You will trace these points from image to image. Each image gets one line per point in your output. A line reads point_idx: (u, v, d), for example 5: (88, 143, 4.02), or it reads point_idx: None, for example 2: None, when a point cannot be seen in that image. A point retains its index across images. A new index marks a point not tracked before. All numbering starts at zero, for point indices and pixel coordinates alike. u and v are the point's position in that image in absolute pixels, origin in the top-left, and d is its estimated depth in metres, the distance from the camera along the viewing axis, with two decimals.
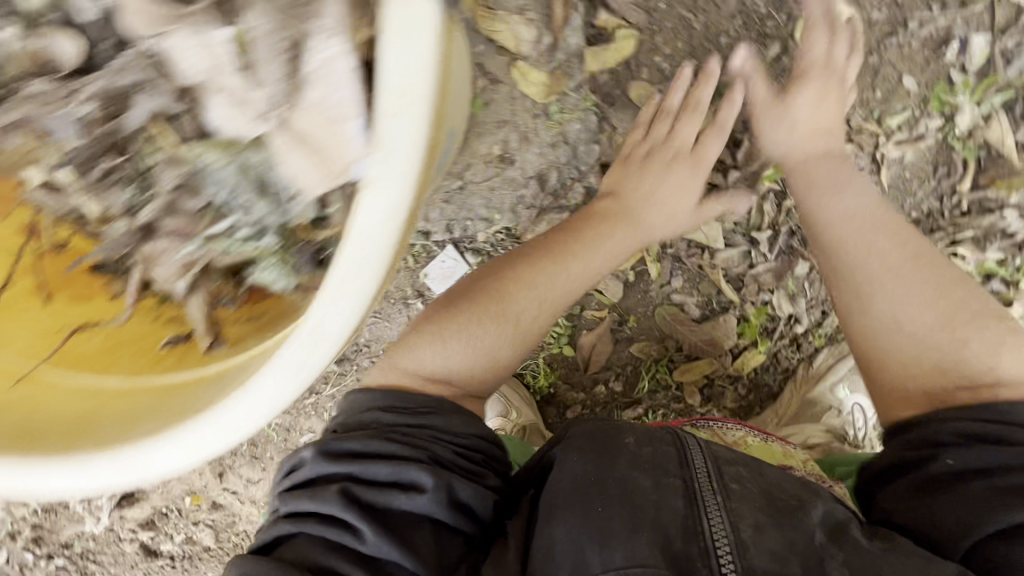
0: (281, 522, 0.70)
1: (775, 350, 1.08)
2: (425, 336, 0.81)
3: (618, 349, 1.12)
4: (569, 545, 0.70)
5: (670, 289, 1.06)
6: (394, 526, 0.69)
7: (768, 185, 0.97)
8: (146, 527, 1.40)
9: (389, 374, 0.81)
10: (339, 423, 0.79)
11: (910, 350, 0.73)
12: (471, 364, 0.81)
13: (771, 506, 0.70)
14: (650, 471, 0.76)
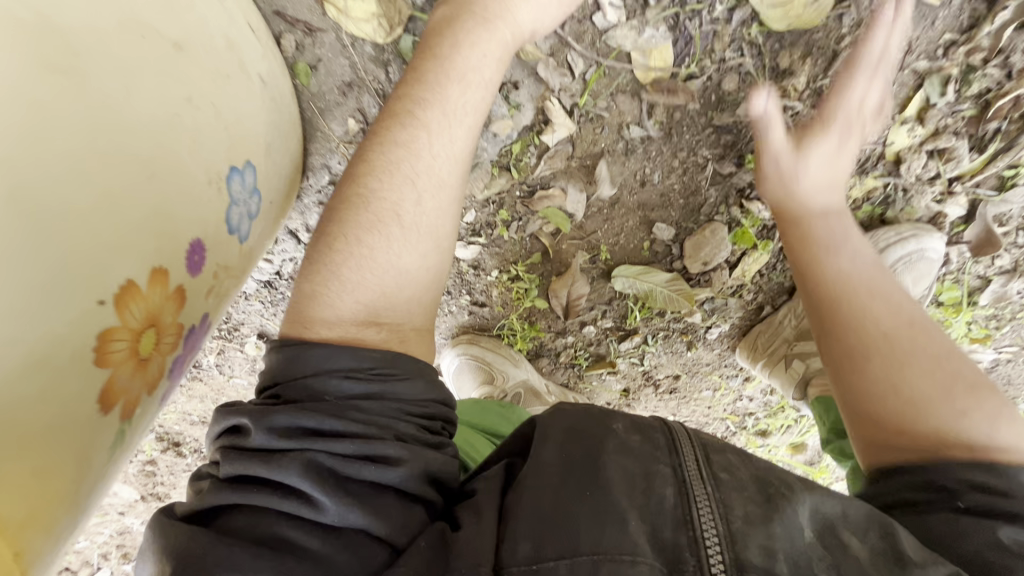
0: (221, 492, 0.44)
1: (779, 248, 0.90)
2: (315, 274, 0.52)
3: (597, 287, 0.96)
4: (540, 521, 0.46)
5: (640, 208, 0.86)
6: (371, 508, 0.44)
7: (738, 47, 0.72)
8: None
9: (287, 333, 0.51)
10: (274, 373, 0.48)
11: (924, 422, 0.59)
12: (392, 291, 0.53)
13: (760, 494, 0.48)
14: (638, 455, 0.50)
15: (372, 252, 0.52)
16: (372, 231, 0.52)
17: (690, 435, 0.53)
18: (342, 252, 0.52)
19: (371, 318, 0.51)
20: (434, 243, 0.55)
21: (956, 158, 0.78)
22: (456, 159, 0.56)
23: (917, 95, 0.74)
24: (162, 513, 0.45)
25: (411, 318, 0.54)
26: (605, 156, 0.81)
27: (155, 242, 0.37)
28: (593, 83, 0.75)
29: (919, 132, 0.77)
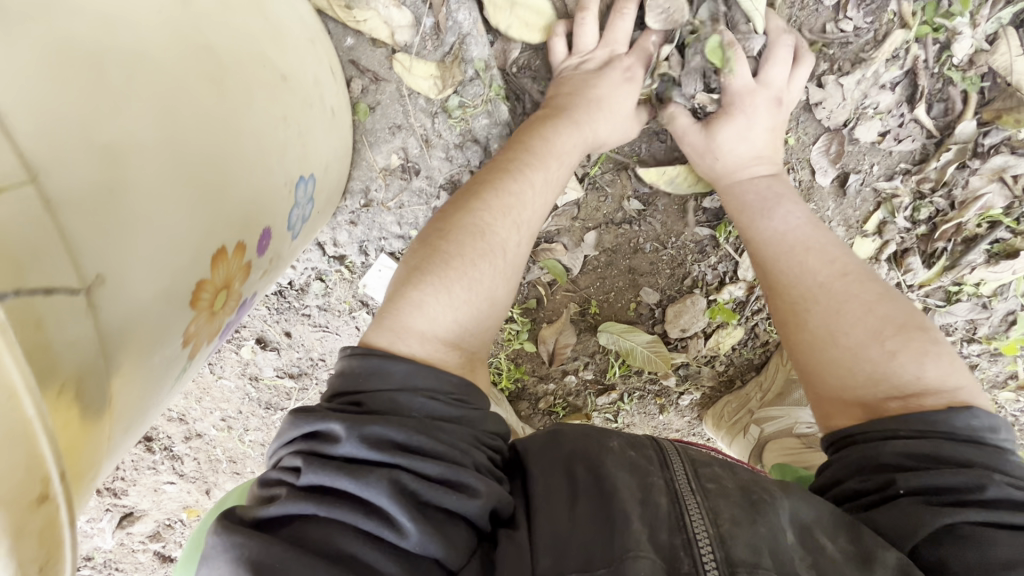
0: (301, 500, 0.48)
1: (750, 324, 0.99)
2: (418, 288, 0.60)
3: (583, 340, 1.03)
4: (560, 537, 0.52)
5: (631, 273, 0.96)
6: (446, 541, 0.49)
7: None
8: (155, 539, 1.48)
9: (383, 335, 0.58)
10: (360, 385, 0.55)
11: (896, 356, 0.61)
12: (483, 316, 0.63)
13: (745, 498, 0.55)
14: (632, 469, 0.57)
15: (482, 276, 0.62)
16: (484, 258, 0.62)
17: (678, 452, 0.61)
18: (440, 263, 0.61)
19: (456, 341, 0.61)
20: (515, 274, 0.66)
21: (912, 269, 0.90)
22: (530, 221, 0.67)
23: (875, 214, 0.87)
24: (227, 521, 0.49)
25: (481, 348, 0.65)
26: (605, 221, 0.92)
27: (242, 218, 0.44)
28: (604, 159, 0.87)
29: (878, 241, 0.89)
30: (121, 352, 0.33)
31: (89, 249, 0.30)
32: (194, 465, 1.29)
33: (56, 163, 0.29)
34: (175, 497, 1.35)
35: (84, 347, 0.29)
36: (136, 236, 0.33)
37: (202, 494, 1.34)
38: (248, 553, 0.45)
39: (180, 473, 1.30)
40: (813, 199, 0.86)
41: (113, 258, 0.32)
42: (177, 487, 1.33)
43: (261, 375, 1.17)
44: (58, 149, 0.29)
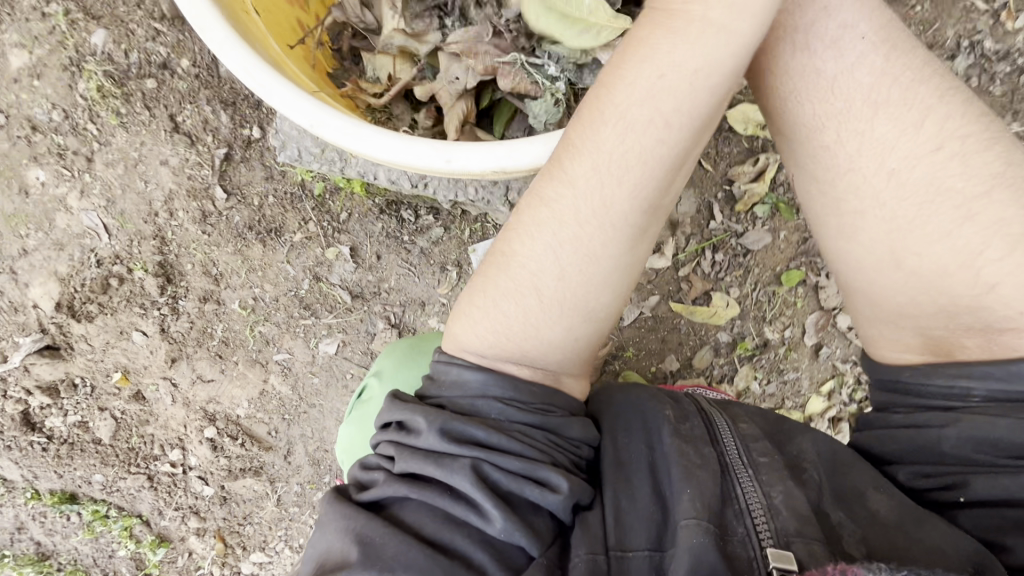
0: (399, 483, 0.67)
1: None
2: (475, 303, 0.75)
3: (602, 379, 1.25)
4: (640, 513, 0.70)
5: (664, 344, 1.24)
6: (529, 529, 0.66)
7: (784, 287, 1.21)
8: (45, 393, 1.30)
9: (451, 343, 0.76)
10: (444, 388, 0.73)
11: (911, 330, 0.67)
12: (524, 346, 0.72)
13: (797, 474, 0.71)
14: (687, 438, 0.74)
15: (525, 266, 0.72)
16: (508, 275, 0.73)
17: (725, 424, 0.77)
18: (486, 286, 0.74)
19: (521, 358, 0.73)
20: (569, 317, 0.72)
21: (842, 433, 1.24)
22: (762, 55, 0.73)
23: (829, 381, 1.25)
24: (338, 499, 0.69)
25: (552, 365, 0.74)
26: (667, 295, 1.22)
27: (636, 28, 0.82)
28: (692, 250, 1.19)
29: (826, 402, 1.25)
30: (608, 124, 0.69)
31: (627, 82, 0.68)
32: (184, 328, 1.26)
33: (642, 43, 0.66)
34: (129, 351, 1.26)
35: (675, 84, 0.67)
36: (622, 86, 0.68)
37: (162, 362, 1.26)
38: (368, 529, 0.64)
39: (162, 329, 1.25)
40: (797, 350, 1.24)
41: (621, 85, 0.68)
42: (144, 341, 1.26)
43: (324, 278, 1.27)
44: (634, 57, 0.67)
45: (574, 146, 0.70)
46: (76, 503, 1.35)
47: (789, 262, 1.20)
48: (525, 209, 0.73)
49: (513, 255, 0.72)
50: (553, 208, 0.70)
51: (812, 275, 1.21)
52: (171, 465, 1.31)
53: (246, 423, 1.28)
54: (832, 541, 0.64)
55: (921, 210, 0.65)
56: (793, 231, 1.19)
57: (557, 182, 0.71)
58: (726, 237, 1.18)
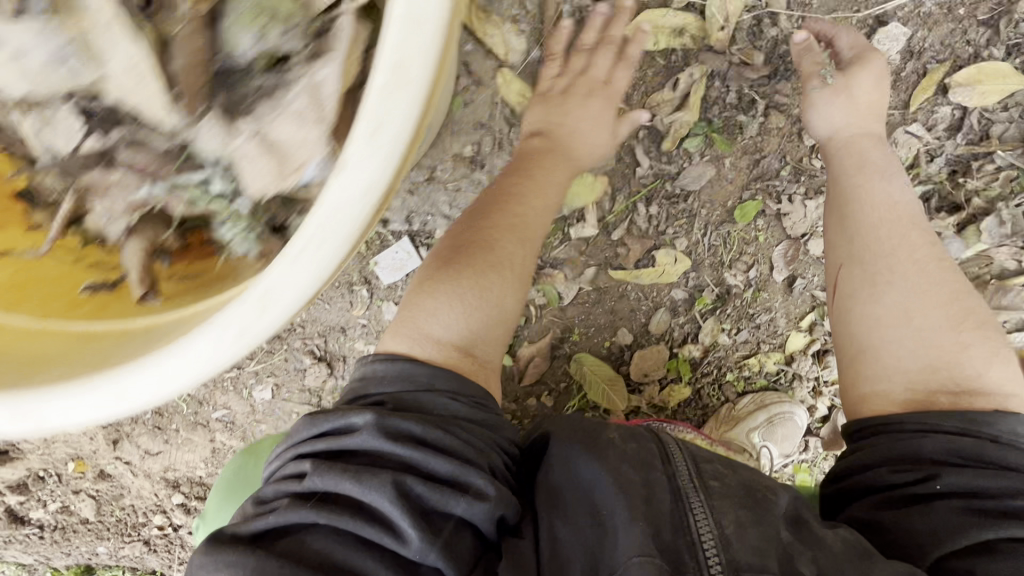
0: (301, 509, 0.54)
1: (698, 386, 1.13)
2: (435, 295, 0.65)
3: (554, 366, 1.13)
4: (577, 546, 0.62)
5: (614, 316, 1.09)
6: (448, 549, 0.55)
7: (740, 225, 1.01)
8: (16, 491, 1.30)
9: (396, 335, 0.64)
10: (383, 384, 0.61)
11: (912, 367, 0.71)
12: (480, 336, 0.66)
13: (745, 491, 0.68)
14: (634, 460, 0.68)
15: (456, 318, 0.64)
16: (446, 311, 0.64)
17: (678, 448, 0.73)
18: (444, 297, 0.64)
19: (468, 347, 0.65)
20: (469, 328, 0.65)
21: (828, 366, 1.11)
22: (582, 122, 0.74)
23: (810, 315, 1.09)
24: (213, 543, 0.54)
25: (493, 356, 0.68)
26: (605, 264, 1.05)
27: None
28: (620, 211, 0.99)
29: (808, 337, 1.10)
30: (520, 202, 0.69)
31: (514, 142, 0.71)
32: None
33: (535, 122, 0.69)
34: (72, 440, 1.23)
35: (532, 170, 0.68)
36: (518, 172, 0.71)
37: (107, 444, 1.22)
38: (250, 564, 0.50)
39: None
40: (767, 289, 1.07)
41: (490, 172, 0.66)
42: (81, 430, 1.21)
43: None
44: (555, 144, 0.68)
45: (546, 178, 0.72)
46: (94, 572, 1.42)
47: (742, 194, 0.99)
48: (467, 251, 0.66)
49: (444, 289, 0.65)
50: (494, 258, 0.67)
51: (772, 202, 1.00)
52: (160, 528, 1.33)
53: (210, 482, 1.26)
54: (783, 566, 0.59)
55: (894, 268, 0.75)
56: (741, 156, 0.96)
57: (528, 210, 0.70)
58: (655, 185, 0.97)
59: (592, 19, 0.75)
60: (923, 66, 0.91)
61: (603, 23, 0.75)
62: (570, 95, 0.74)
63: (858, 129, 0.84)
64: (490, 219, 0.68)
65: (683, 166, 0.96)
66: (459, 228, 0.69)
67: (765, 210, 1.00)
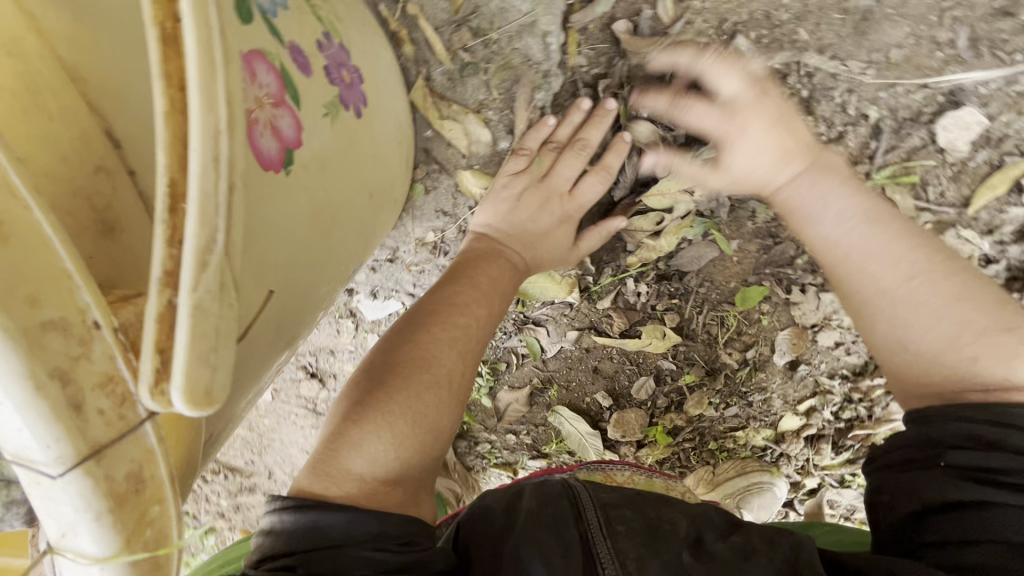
0: None
1: (678, 448, 1.10)
2: (364, 424, 0.54)
3: (532, 411, 1.13)
4: None
5: (596, 375, 1.05)
6: None
7: (740, 307, 0.92)
8: None
9: (314, 478, 0.52)
10: (293, 543, 0.48)
11: (920, 364, 0.57)
12: (417, 463, 0.56)
13: (648, 532, 0.60)
14: (545, 520, 0.60)
15: (383, 451, 0.53)
16: (373, 442, 0.54)
17: (590, 498, 0.64)
18: (372, 429, 0.54)
19: (398, 479, 0.54)
20: (402, 457, 0.54)
21: (823, 452, 1.04)
22: (535, 235, 0.71)
23: (809, 400, 1.00)
24: None
25: (427, 477, 0.58)
26: (589, 328, 0.99)
27: (373, 152, 0.52)
28: (606, 282, 0.92)
29: (803, 420, 1.02)
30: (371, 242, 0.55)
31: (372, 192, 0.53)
32: None
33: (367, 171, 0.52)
34: None
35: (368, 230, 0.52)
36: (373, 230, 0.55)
37: None
38: None
39: None
40: (765, 370, 0.98)
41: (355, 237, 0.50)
42: None
43: None
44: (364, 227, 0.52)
45: (488, 282, 0.67)
46: None
47: (747, 277, 0.89)
48: (405, 375, 0.57)
49: (374, 416, 0.55)
50: (432, 374, 0.58)
51: (779, 289, 0.89)
52: None
53: (224, 459, 1.40)
54: None
55: (870, 225, 0.61)
56: (750, 239, 0.85)
57: (469, 319, 0.64)
58: (650, 267, 0.90)
59: (570, 113, 0.70)
60: (1000, 158, 0.73)
61: (581, 121, 0.70)
62: (522, 205, 0.70)
63: (782, 135, 0.66)
64: (436, 335, 0.61)
65: (679, 245, 0.86)
66: (399, 347, 0.60)
67: (771, 295, 0.90)
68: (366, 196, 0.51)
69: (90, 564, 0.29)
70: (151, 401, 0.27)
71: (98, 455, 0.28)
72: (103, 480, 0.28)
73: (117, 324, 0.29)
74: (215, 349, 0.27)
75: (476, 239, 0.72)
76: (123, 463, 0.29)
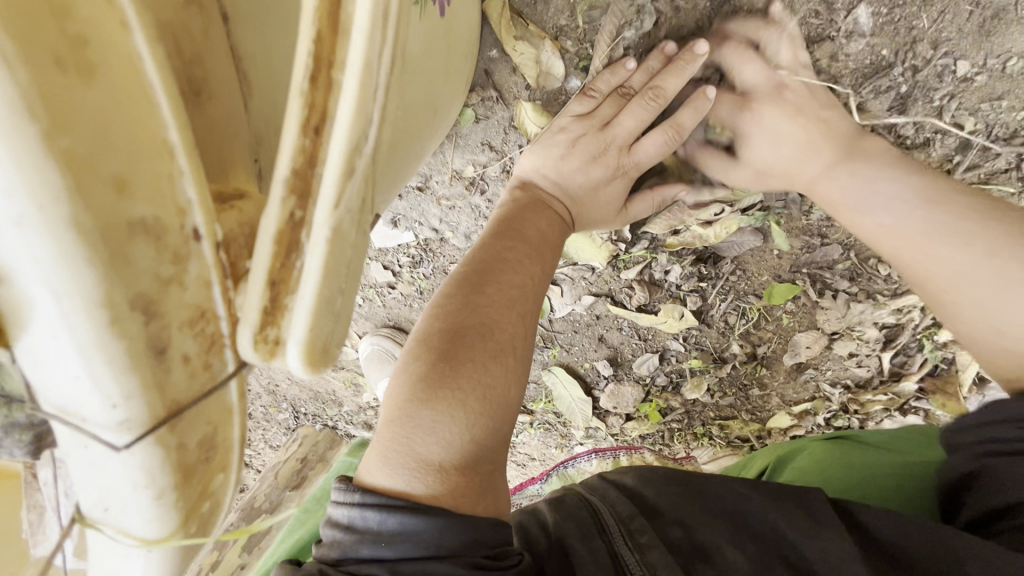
0: None
1: (664, 427, 1.10)
2: (437, 406, 0.54)
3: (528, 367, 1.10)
4: None
5: (600, 344, 1.02)
6: None
7: (765, 302, 0.89)
8: None
9: (387, 466, 0.54)
10: (388, 541, 0.50)
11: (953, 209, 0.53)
12: (489, 443, 0.57)
13: (672, 552, 0.57)
14: (574, 534, 0.59)
15: (455, 429, 0.54)
16: (446, 423, 0.54)
17: (610, 513, 0.62)
18: (446, 409, 0.54)
19: (469, 463, 0.55)
20: (476, 435, 0.55)
21: None
22: (583, 190, 0.66)
23: (806, 403, 1.00)
24: None
25: (496, 459, 0.58)
26: (606, 295, 0.95)
27: (445, 63, 0.46)
28: (635, 253, 0.87)
29: (794, 421, 1.03)
30: (420, 150, 0.50)
31: (437, 95, 0.47)
32: None
33: (443, 69, 0.46)
34: None
35: (426, 130, 0.47)
36: (424, 142, 0.50)
37: None
38: None
39: None
40: (770, 367, 0.97)
41: (413, 148, 0.46)
42: None
43: None
44: (421, 136, 0.47)
45: (540, 236, 0.64)
46: None
47: (781, 272, 0.85)
48: (478, 353, 0.57)
49: (450, 394, 0.55)
50: (502, 351, 0.58)
51: (810, 291, 0.86)
52: None
53: None
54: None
55: None
56: (797, 235, 0.81)
57: (524, 278, 0.62)
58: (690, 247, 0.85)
59: (651, 58, 0.62)
60: None
61: (659, 69, 0.62)
62: (575, 153, 0.64)
63: None
64: (501, 304, 0.60)
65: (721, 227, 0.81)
66: (466, 318, 0.59)
67: (800, 295, 0.87)
68: (430, 113, 0.46)
69: (135, 545, 0.25)
70: (254, 349, 0.26)
71: (172, 419, 0.24)
72: (179, 445, 0.25)
73: (220, 238, 0.25)
74: (333, 303, 0.28)
75: (520, 188, 0.67)
76: (197, 430, 0.25)
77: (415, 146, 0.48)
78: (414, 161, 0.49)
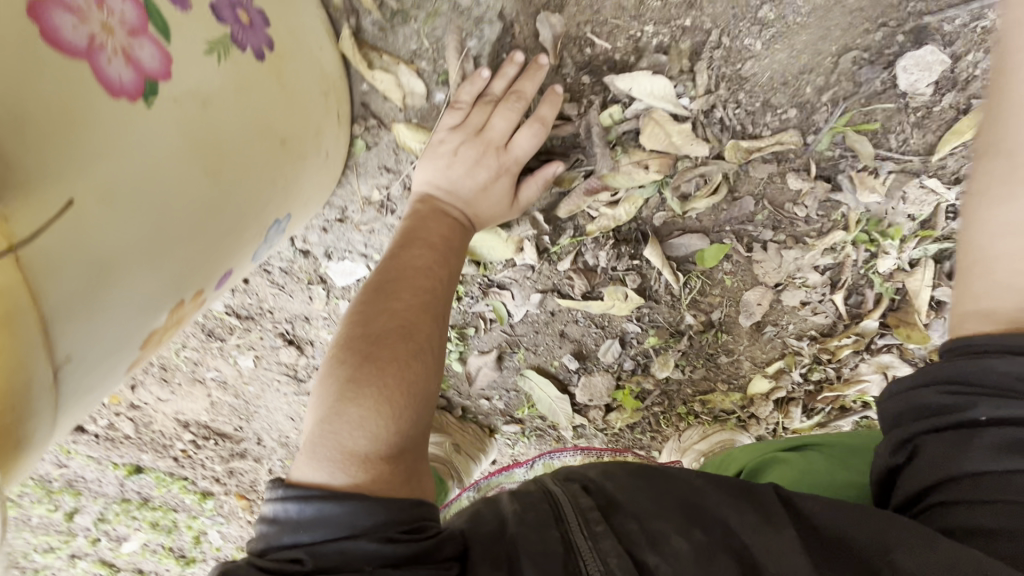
0: None
1: (648, 412, 1.09)
2: (356, 401, 0.56)
3: (504, 376, 1.12)
4: None
5: (562, 340, 1.05)
6: None
7: (702, 267, 0.90)
8: None
9: (315, 468, 0.54)
10: (305, 528, 0.50)
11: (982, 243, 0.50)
12: (412, 434, 0.58)
13: (627, 539, 0.51)
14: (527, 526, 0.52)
15: (380, 419, 0.56)
16: (370, 417, 0.56)
17: (568, 501, 0.56)
18: (367, 402, 0.56)
19: (394, 455, 0.56)
20: (399, 425, 0.57)
21: (793, 416, 1.03)
22: (472, 191, 0.71)
23: (778, 361, 0.98)
24: None
25: (417, 452, 0.60)
26: (552, 291, 0.98)
27: (284, 101, 0.53)
28: (563, 244, 0.91)
29: (773, 383, 1.01)
30: (283, 195, 0.57)
31: (286, 129, 0.54)
32: None
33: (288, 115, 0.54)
34: None
35: (283, 167, 0.55)
36: (287, 183, 0.57)
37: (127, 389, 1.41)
38: None
39: None
40: (731, 332, 0.97)
41: (267, 184, 0.53)
42: None
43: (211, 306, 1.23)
44: (278, 172, 0.54)
45: (440, 239, 0.70)
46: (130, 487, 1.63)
47: (709, 235, 0.87)
48: (392, 350, 0.60)
49: (370, 389, 0.57)
50: (416, 344, 0.61)
51: (740, 247, 0.87)
52: (174, 458, 1.51)
53: (214, 426, 1.44)
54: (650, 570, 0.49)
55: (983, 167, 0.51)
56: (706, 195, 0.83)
57: (430, 279, 0.67)
58: (608, 230, 0.88)
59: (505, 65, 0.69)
60: (967, 101, 0.70)
61: (515, 74, 0.69)
62: (457, 160, 0.69)
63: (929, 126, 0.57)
64: (412, 305, 0.64)
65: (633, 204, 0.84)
66: (379, 321, 0.62)
67: (732, 253, 0.88)
68: (273, 146, 0.52)
69: None
70: None
71: None
72: None
73: None
74: None
75: (418, 200, 0.73)
76: None
77: (276, 185, 0.55)
78: (276, 204, 0.56)
